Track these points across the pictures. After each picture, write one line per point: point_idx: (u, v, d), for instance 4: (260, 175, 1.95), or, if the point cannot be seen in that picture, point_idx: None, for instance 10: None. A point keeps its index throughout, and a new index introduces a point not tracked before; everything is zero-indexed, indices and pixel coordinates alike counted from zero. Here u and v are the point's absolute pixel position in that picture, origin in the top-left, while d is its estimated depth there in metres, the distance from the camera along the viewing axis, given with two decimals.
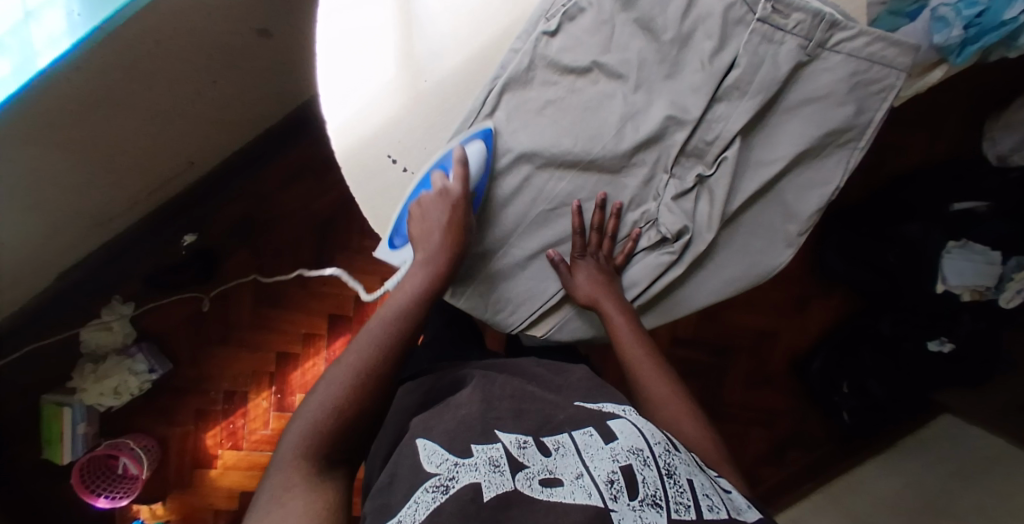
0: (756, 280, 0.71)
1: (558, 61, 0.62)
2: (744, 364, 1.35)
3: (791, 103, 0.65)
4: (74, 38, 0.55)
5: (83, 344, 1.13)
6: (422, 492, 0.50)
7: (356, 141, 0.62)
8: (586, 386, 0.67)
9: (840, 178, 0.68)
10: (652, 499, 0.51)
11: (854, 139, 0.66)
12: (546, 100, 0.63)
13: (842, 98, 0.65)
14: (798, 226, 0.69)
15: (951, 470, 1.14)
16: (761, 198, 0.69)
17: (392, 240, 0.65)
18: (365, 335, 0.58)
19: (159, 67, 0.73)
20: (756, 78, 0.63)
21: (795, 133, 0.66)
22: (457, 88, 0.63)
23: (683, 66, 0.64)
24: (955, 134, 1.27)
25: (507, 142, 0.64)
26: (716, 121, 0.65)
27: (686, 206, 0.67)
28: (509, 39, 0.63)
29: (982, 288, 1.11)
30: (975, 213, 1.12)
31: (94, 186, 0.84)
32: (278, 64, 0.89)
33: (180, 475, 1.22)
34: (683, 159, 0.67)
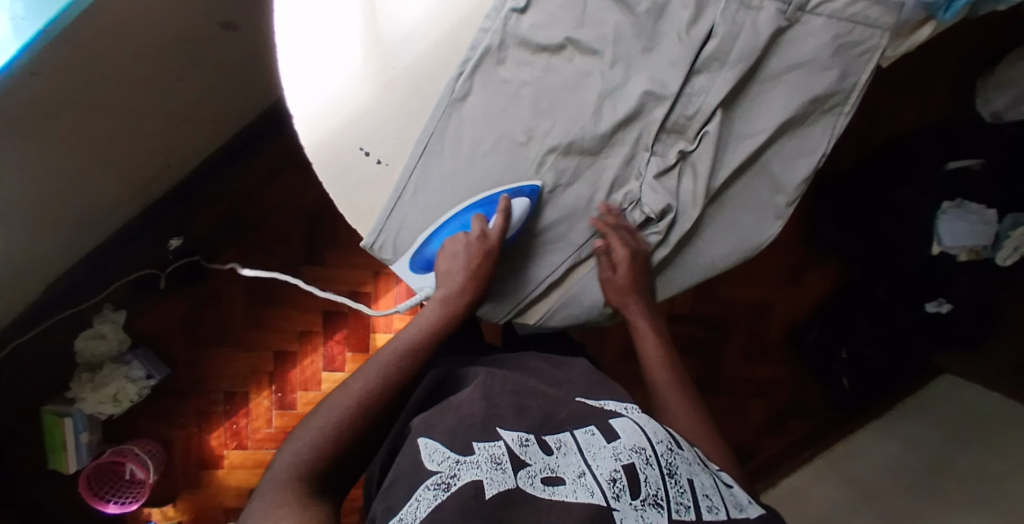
0: (744, 256, 0.71)
1: (530, 39, 0.60)
2: (742, 336, 1.34)
3: (774, 71, 0.63)
4: (19, 42, 0.53)
5: (78, 355, 1.12)
6: (422, 490, 0.49)
7: (326, 134, 0.59)
8: (586, 381, 0.69)
9: (825, 147, 0.67)
10: (653, 499, 0.51)
11: (839, 104, 0.65)
12: (521, 81, 0.61)
13: (827, 63, 0.63)
14: (787, 198, 0.68)
15: (952, 432, 1.15)
16: (747, 172, 0.68)
17: (414, 264, 0.67)
18: (372, 366, 0.60)
19: (119, 71, 0.71)
20: (736, 47, 0.61)
21: (780, 103, 0.64)
22: (427, 73, 0.60)
23: (660, 38, 0.62)
24: (947, 92, 1.25)
25: (482, 127, 0.62)
26: (696, 94, 0.63)
27: (669, 184, 0.66)
28: (478, 17, 0.60)
29: (979, 248, 1.10)
30: (969, 172, 1.09)
31: (69, 196, 0.83)
32: (245, 60, 0.87)
33: (188, 476, 1.24)
34: (664, 136, 0.65)
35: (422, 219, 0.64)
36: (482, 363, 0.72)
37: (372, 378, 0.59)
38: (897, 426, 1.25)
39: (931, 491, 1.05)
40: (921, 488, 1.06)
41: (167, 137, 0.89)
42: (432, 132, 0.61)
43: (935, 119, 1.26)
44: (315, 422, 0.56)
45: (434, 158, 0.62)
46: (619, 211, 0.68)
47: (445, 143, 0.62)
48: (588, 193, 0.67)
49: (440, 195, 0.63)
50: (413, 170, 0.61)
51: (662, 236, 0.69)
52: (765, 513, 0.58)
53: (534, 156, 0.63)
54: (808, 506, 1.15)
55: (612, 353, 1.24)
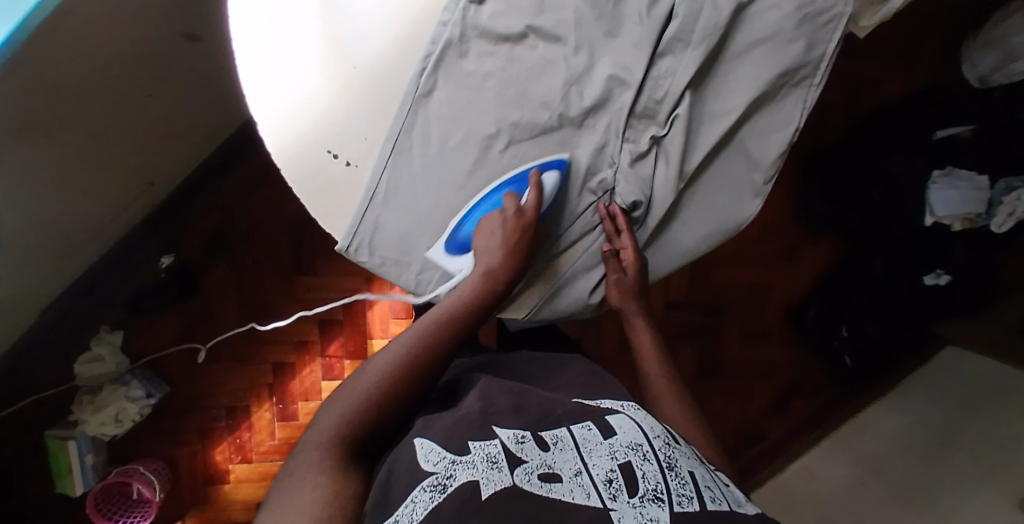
0: (725, 235, 0.70)
1: (490, 30, 0.59)
2: (740, 319, 1.33)
3: (739, 47, 0.63)
4: None
5: (79, 377, 1.13)
6: (419, 491, 0.46)
7: (292, 139, 0.59)
8: (583, 383, 0.67)
9: (799, 119, 0.66)
10: (652, 493, 0.51)
11: (809, 76, 0.64)
12: (486, 73, 0.61)
13: (792, 35, 0.62)
14: (764, 175, 0.67)
15: (956, 402, 1.14)
16: (722, 151, 0.67)
17: (448, 246, 0.66)
18: (400, 341, 0.57)
19: (88, 90, 0.71)
20: (698, 26, 0.61)
21: (750, 78, 0.63)
22: (388, 71, 0.59)
23: (622, 21, 0.61)
24: (930, 60, 1.24)
25: (450, 122, 0.61)
26: (663, 77, 0.63)
27: (644, 170, 0.66)
28: (436, 10, 0.59)
29: (973, 216, 1.09)
30: (960, 138, 1.08)
31: (55, 218, 0.84)
32: (214, 67, 0.88)
33: (194, 493, 1.24)
34: (634, 122, 0.65)
35: (396, 220, 0.64)
36: (483, 368, 0.70)
37: (410, 342, 0.57)
38: (902, 399, 1.25)
39: (941, 462, 1.04)
40: (926, 460, 1.06)
41: (147, 151, 0.90)
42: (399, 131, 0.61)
43: (920, 87, 1.25)
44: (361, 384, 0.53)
45: (403, 158, 0.62)
46: (593, 201, 0.67)
47: (414, 141, 0.61)
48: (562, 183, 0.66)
49: (412, 195, 0.63)
50: (384, 170, 0.62)
51: (640, 225, 0.69)
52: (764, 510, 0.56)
53: (505, 148, 0.63)
54: (819, 487, 1.15)
55: (610, 346, 1.24)
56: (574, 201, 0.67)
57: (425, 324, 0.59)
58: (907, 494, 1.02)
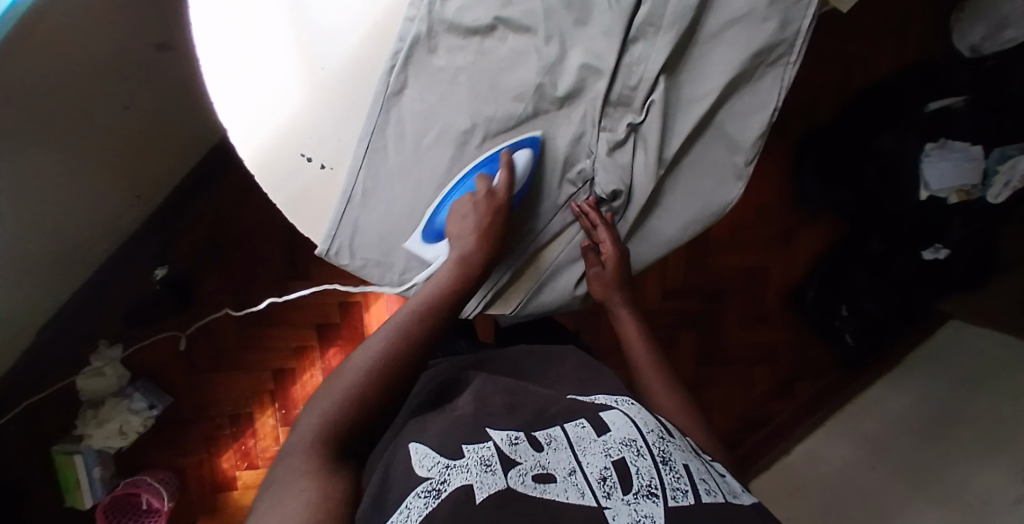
0: (709, 221, 0.70)
1: (458, 24, 0.58)
2: (739, 304, 1.32)
3: (713, 28, 0.62)
4: None
5: (83, 392, 1.14)
6: (413, 497, 0.45)
7: (264, 145, 0.58)
8: (579, 377, 0.66)
9: (777, 99, 0.65)
10: (647, 490, 0.50)
11: (785, 54, 0.63)
12: (456, 68, 0.60)
13: (765, 13, 0.61)
14: (744, 156, 0.67)
15: (959, 376, 1.13)
16: (702, 135, 0.66)
17: (425, 234, 0.66)
18: (381, 331, 0.56)
19: (62, 109, 0.72)
20: (669, 9, 0.60)
21: (724, 60, 0.63)
22: (358, 72, 0.59)
23: (593, 7, 0.60)
24: (920, 32, 1.22)
25: (424, 119, 0.61)
26: (636, 64, 0.62)
27: (622, 159, 0.65)
28: (402, 6, 0.58)
29: (969, 187, 1.08)
30: (951, 110, 1.07)
31: (45, 235, 0.84)
32: (190, 77, 0.88)
33: (205, 499, 1.25)
34: (610, 110, 0.64)
35: (376, 221, 0.64)
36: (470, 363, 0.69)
37: (395, 329, 0.56)
38: (906, 376, 1.23)
39: (944, 437, 1.03)
40: (929, 436, 1.05)
41: (129, 164, 0.90)
42: (372, 130, 0.60)
43: (910, 60, 1.23)
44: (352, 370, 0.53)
45: (377, 158, 0.62)
46: (570, 193, 0.68)
47: (388, 140, 0.61)
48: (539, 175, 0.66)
49: (390, 194, 0.63)
50: (360, 170, 0.61)
51: (619, 216, 0.69)
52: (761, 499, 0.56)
53: (481, 143, 0.63)
54: (826, 468, 1.14)
55: (607, 337, 1.24)
56: (554, 193, 0.67)
57: (414, 306, 0.58)
58: (911, 471, 1.01)
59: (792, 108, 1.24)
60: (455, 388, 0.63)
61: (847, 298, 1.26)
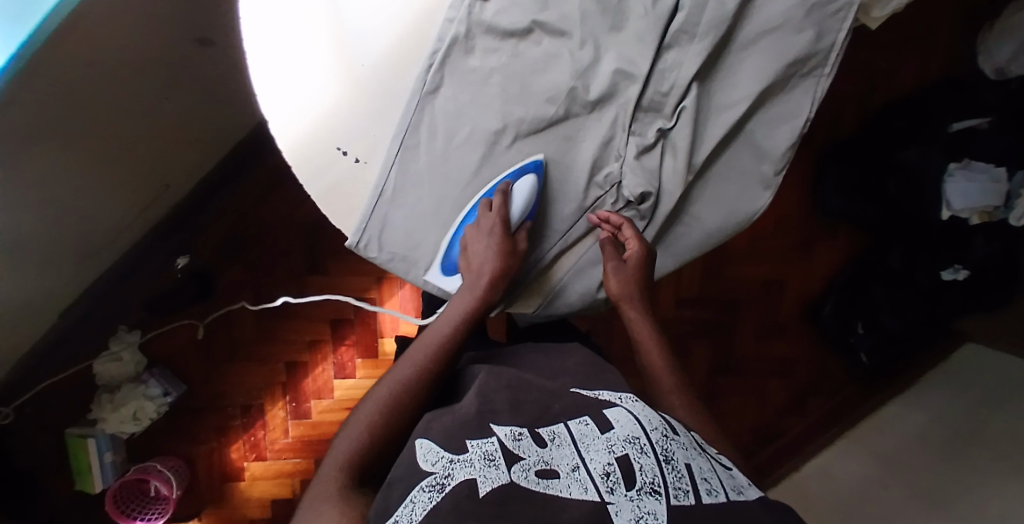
0: (738, 227, 0.70)
1: (495, 25, 0.59)
2: (754, 315, 1.32)
3: (746, 37, 0.62)
4: None
5: (99, 377, 1.15)
6: (417, 491, 0.46)
7: (300, 136, 0.59)
8: (583, 371, 0.67)
9: (810, 110, 0.66)
10: (649, 486, 0.50)
11: (819, 66, 0.64)
12: (490, 68, 0.61)
13: (799, 24, 0.62)
14: (773, 165, 0.67)
15: (977, 401, 1.12)
16: (731, 144, 0.67)
17: (444, 267, 0.67)
18: (392, 375, 0.59)
19: (107, 95, 0.73)
20: (703, 19, 0.60)
21: (756, 69, 0.63)
22: (393, 69, 0.60)
23: (628, 14, 0.61)
24: (946, 51, 1.23)
25: (460, 116, 0.62)
26: (670, 70, 0.63)
27: (650, 163, 0.66)
28: (441, 8, 0.59)
29: (991, 208, 1.05)
30: (976, 129, 1.07)
31: (78, 217, 0.86)
32: (230, 70, 0.90)
33: (212, 489, 1.26)
34: (641, 115, 0.65)
35: (405, 215, 0.65)
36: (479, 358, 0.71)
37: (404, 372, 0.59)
38: (921, 396, 1.23)
39: (961, 459, 1.02)
40: (944, 457, 1.05)
41: (160, 155, 0.91)
42: (403, 126, 0.61)
43: (936, 79, 1.23)
44: (363, 414, 0.56)
45: (408, 154, 0.62)
46: (598, 196, 0.68)
47: (420, 137, 0.62)
48: (566, 176, 0.66)
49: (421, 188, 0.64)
50: (392, 166, 0.62)
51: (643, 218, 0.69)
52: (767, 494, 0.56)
53: (511, 143, 0.64)
54: (838, 487, 1.13)
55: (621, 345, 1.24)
56: (582, 194, 0.67)
57: (431, 343, 0.61)
58: (928, 494, 1.00)
59: (815, 123, 1.25)
60: (459, 384, 0.64)
61: (864, 315, 1.26)
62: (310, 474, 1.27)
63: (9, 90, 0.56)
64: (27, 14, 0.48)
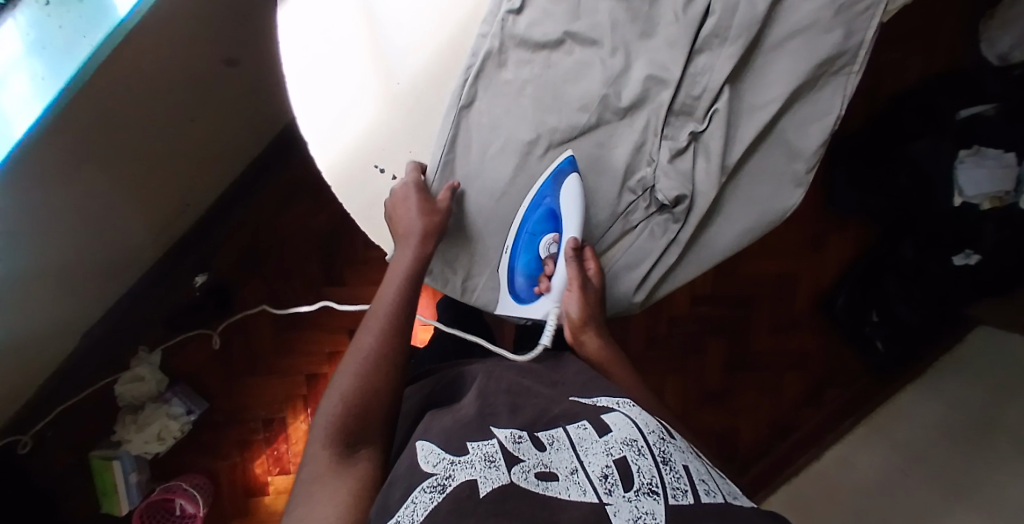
0: (770, 225, 0.70)
1: (528, 38, 0.61)
2: (768, 308, 1.33)
3: (774, 40, 0.64)
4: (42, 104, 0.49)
5: (121, 398, 1.15)
6: (419, 492, 0.49)
7: (341, 153, 0.61)
8: (584, 377, 0.66)
9: (841, 107, 0.66)
10: (647, 488, 0.50)
11: (848, 64, 0.65)
12: (523, 81, 0.62)
13: (828, 24, 0.63)
14: (805, 164, 0.67)
15: (987, 384, 1.14)
16: (762, 144, 0.68)
17: (518, 296, 0.67)
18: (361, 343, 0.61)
19: (133, 120, 0.73)
20: (734, 23, 0.62)
21: (788, 69, 0.64)
22: (428, 86, 0.62)
23: (656, 22, 0.63)
24: (951, 39, 1.24)
25: (495, 128, 0.63)
26: (700, 74, 0.64)
27: (684, 165, 0.66)
28: (475, 23, 0.62)
29: (1002, 195, 1.08)
30: (982, 117, 1.09)
31: (100, 242, 0.86)
32: (251, 89, 0.90)
33: (237, 503, 1.23)
34: (672, 119, 0.66)
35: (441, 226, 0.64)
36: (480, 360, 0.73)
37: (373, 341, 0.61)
38: (936, 383, 1.24)
39: (981, 443, 1.04)
40: (964, 442, 1.06)
41: (185, 177, 0.92)
42: (442, 140, 0.62)
43: (942, 68, 1.24)
44: (340, 387, 0.59)
45: (450, 166, 0.63)
46: (631, 201, 0.68)
47: (458, 149, 0.62)
48: (603, 181, 0.67)
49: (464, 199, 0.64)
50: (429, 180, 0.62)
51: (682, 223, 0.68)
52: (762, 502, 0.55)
53: (545, 152, 0.64)
54: (857, 477, 1.15)
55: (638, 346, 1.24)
56: (615, 199, 0.67)
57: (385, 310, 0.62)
58: (948, 477, 1.02)
59: None
60: (464, 387, 0.66)
61: (879, 304, 1.27)
62: None
63: (54, 119, 0.58)
64: (71, 48, 0.49)
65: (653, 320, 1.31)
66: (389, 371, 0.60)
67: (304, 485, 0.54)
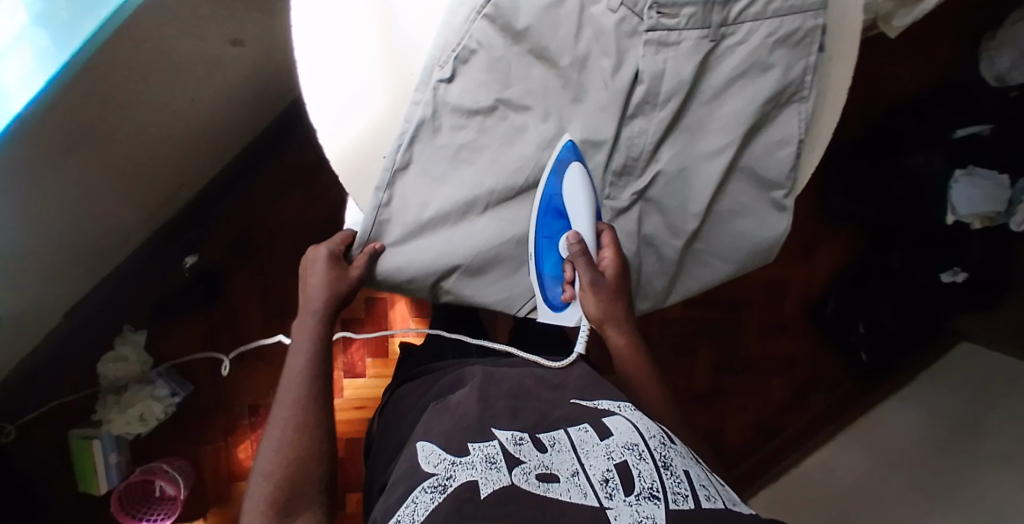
0: (758, 251, 0.70)
1: (460, 105, 0.60)
2: (759, 315, 1.34)
3: (712, 88, 0.63)
4: (49, 73, 0.47)
5: (103, 377, 1.12)
6: (420, 492, 0.50)
7: (350, 146, 0.62)
8: (581, 385, 0.65)
9: (800, 133, 0.65)
10: (648, 492, 0.50)
11: (798, 93, 0.63)
12: (458, 145, 0.62)
13: (767, 63, 0.62)
14: (782, 191, 0.67)
15: (969, 398, 1.16)
16: (727, 185, 0.67)
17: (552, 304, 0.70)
18: (286, 394, 0.65)
19: (139, 93, 0.71)
20: (664, 86, 0.62)
21: (733, 116, 0.63)
22: (385, 121, 0.61)
23: (587, 88, 0.63)
24: (950, 57, 1.25)
25: (428, 193, 0.63)
26: (636, 137, 0.64)
27: (628, 224, 0.69)
28: (410, 91, 0.61)
29: (993, 214, 1.08)
30: (980, 136, 1.10)
31: (94, 216, 0.84)
32: (259, 67, 0.88)
33: (219, 488, 1.23)
34: (616, 180, 0.66)
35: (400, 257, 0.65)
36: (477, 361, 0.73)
37: (296, 391, 0.65)
38: (918, 394, 1.27)
39: (962, 453, 1.06)
40: (946, 452, 1.08)
41: (182, 156, 0.90)
42: (375, 203, 0.62)
43: (941, 84, 1.26)
44: (272, 443, 0.62)
45: (390, 222, 0.63)
46: None
47: (393, 210, 0.63)
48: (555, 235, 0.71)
49: (403, 250, 0.64)
50: (372, 227, 0.63)
51: (631, 282, 0.72)
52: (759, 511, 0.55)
53: (483, 211, 0.64)
54: (838, 480, 1.17)
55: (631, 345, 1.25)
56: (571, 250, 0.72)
57: (303, 359, 0.67)
58: (927, 485, 1.04)
59: None
60: (464, 385, 0.66)
61: (865, 314, 1.28)
62: None
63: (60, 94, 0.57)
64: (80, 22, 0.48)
65: (645, 322, 1.30)
66: (318, 415, 0.65)
67: None
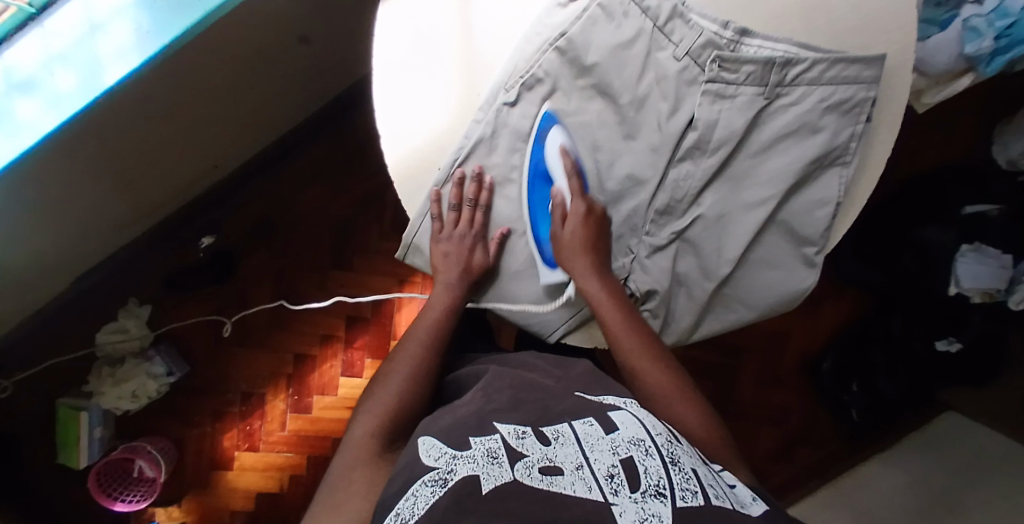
0: (785, 305, 0.69)
1: (519, 128, 0.66)
2: (756, 362, 1.37)
3: (761, 141, 0.65)
4: (142, 54, 0.55)
5: (99, 347, 1.11)
6: (420, 485, 0.48)
7: (409, 152, 0.66)
8: (588, 378, 0.65)
9: (839, 197, 0.65)
10: (654, 489, 0.49)
11: (841, 157, 0.64)
12: (511, 165, 0.67)
13: (816, 125, 0.63)
14: (814, 247, 0.67)
15: (954, 471, 1.18)
16: (763, 235, 0.67)
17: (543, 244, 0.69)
18: (405, 359, 0.66)
19: (191, 77, 0.74)
20: (714, 135, 0.64)
21: (778, 171, 0.64)
22: (447, 131, 0.66)
23: (641, 126, 0.65)
24: (965, 141, 1.30)
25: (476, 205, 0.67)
26: (682, 180, 0.66)
27: (663, 262, 0.68)
28: (474, 108, 0.66)
29: (993, 291, 1.12)
30: (987, 215, 1.14)
31: (119, 189, 0.84)
32: (303, 64, 0.89)
33: (198, 475, 1.19)
34: (657, 217, 0.68)
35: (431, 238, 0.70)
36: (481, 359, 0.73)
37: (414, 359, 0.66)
38: (905, 458, 1.28)
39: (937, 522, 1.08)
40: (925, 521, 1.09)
41: (215, 143, 0.91)
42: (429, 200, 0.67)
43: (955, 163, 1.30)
44: (382, 394, 0.63)
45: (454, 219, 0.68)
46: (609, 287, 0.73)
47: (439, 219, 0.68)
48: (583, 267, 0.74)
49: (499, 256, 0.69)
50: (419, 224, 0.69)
51: (659, 316, 0.71)
52: (771, 510, 0.52)
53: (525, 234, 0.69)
54: None
55: None
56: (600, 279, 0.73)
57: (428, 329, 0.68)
58: None
59: None
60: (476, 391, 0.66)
61: (860, 375, 1.31)
62: (301, 469, 1.19)
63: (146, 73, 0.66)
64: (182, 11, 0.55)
65: None
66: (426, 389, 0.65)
67: (345, 474, 0.54)
